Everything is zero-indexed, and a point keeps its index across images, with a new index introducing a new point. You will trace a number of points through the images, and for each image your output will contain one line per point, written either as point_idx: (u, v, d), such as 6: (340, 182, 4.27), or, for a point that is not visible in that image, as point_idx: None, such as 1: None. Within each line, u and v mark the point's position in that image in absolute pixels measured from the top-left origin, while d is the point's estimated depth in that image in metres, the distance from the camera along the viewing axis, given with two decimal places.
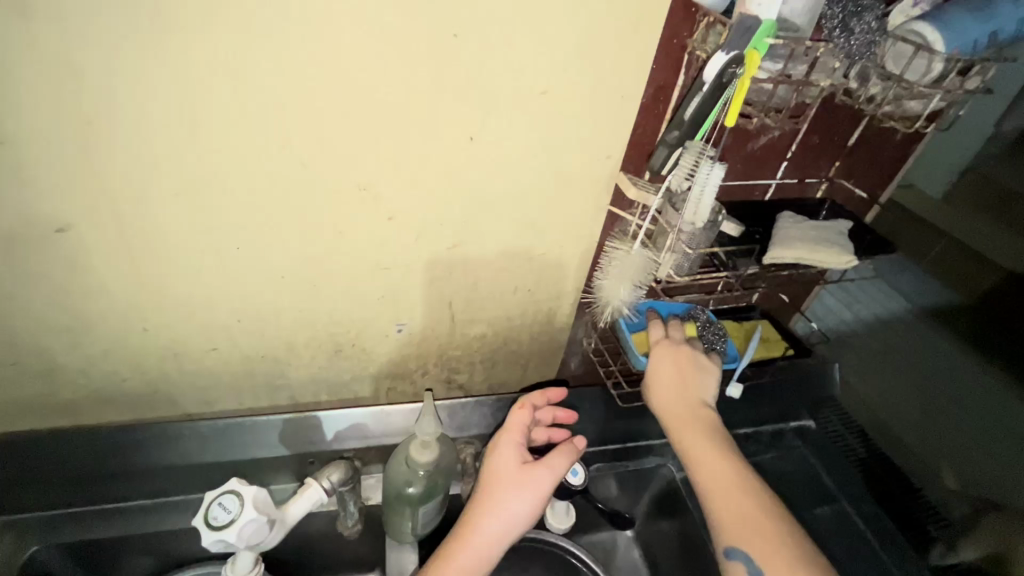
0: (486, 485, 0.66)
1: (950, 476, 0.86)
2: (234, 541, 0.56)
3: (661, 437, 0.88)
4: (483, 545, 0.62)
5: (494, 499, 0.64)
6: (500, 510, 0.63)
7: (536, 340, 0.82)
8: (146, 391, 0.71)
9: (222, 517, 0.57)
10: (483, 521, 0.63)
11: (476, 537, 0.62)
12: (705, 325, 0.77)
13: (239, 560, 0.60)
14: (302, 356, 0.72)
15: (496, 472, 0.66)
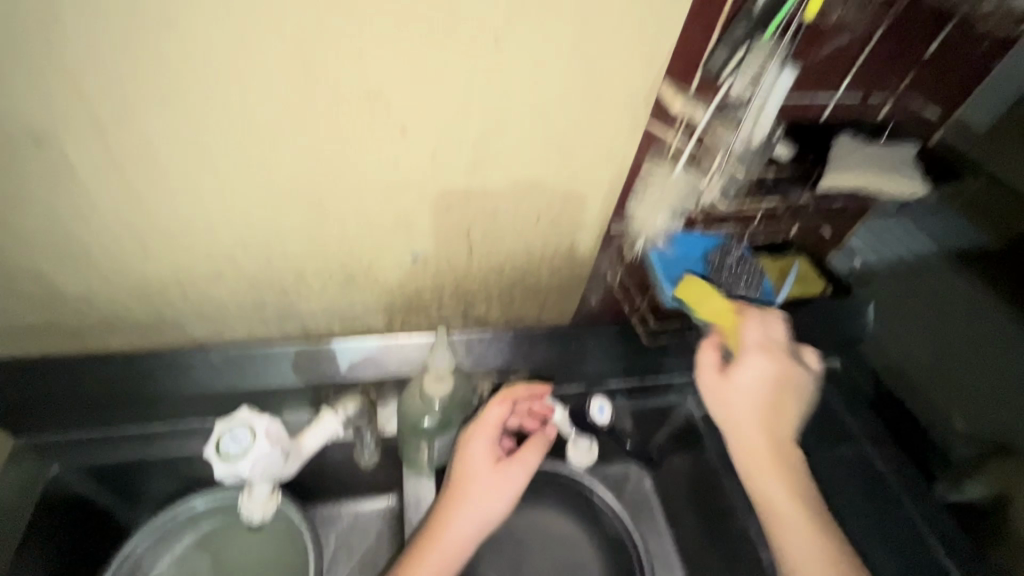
0: (454, 488, 0.64)
1: (959, 421, 0.86)
2: (249, 471, 0.58)
3: (684, 374, 0.84)
4: (451, 546, 0.61)
5: (466, 505, 0.63)
6: (467, 515, 0.63)
7: (558, 273, 0.77)
8: (151, 319, 0.68)
9: (234, 448, 0.58)
10: (451, 526, 0.62)
11: (444, 540, 0.62)
12: (741, 260, 0.72)
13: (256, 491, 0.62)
14: (311, 285, 0.68)
15: (467, 476, 0.65)
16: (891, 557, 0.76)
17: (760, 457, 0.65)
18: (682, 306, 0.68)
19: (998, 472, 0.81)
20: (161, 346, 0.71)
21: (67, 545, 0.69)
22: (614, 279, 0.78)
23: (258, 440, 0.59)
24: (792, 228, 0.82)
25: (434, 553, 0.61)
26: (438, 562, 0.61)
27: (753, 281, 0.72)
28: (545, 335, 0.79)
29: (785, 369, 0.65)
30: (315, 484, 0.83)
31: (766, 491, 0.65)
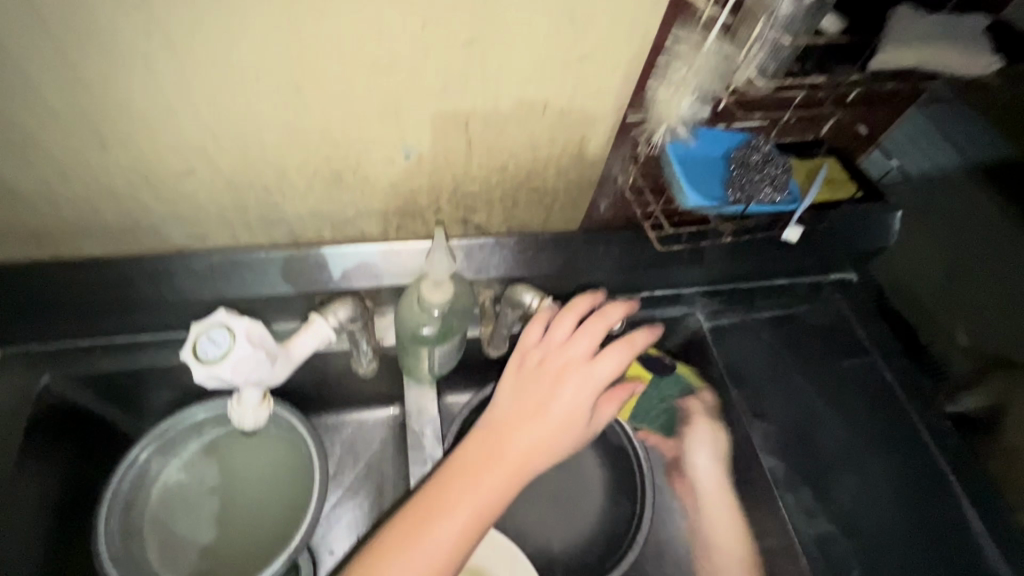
0: (526, 402, 0.64)
1: (962, 335, 0.86)
2: (229, 376, 0.55)
3: (692, 285, 0.82)
4: (520, 462, 0.61)
5: (544, 423, 0.63)
6: (541, 433, 0.62)
7: (565, 175, 0.71)
8: (124, 223, 0.63)
9: (211, 352, 0.55)
10: (522, 440, 0.62)
11: (513, 453, 0.61)
12: (767, 158, 0.66)
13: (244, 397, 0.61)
14: (295, 185, 0.62)
15: (545, 392, 0.64)
16: (889, 459, 0.75)
17: (727, 511, 0.74)
18: (704, 206, 0.64)
19: (1000, 385, 0.83)
20: (140, 253, 0.67)
21: (72, 450, 0.69)
22: (626, 181, 0.72)
23: (238, 340, 0.56)
24: (822, 127, 0.74)
25: (503, 462, 0.61)
26: (505, 473, 0.60)
27: (780, 180, 0.66)
28: (551, 243, 0.74)
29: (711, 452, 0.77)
30: (318, 393, 0.83)
31: (717, 541, 0.73)
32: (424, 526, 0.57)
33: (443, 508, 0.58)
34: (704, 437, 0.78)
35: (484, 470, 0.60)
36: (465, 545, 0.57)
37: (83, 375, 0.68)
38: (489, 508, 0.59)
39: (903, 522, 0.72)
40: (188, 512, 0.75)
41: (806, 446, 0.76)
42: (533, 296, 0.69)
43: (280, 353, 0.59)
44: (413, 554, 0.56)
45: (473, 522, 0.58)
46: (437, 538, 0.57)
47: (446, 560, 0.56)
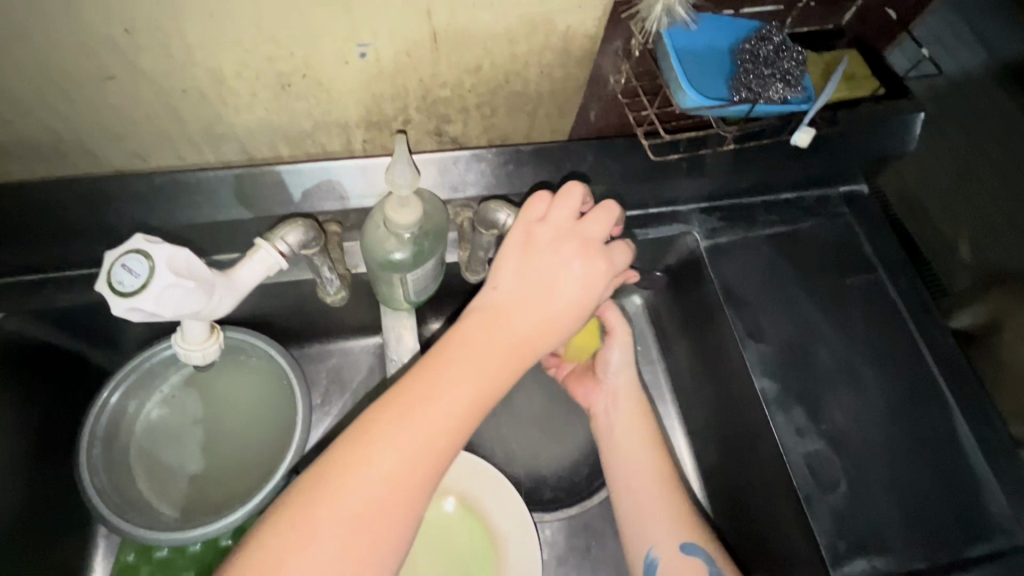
0: (526, 285, 0.57)
1: (964, 249, 0.88)
2: (152, 309, 0.47)
3: (690, 202, 0.79)
4: (519, 348, 0.56)
5: (548, 308, 0.57)
6: (544, 318, 0.57)
7: (549, 78, 0.62)
8: (49, 140, 0.56)
9: (128, 283, 0.47)
10: (523, 325, 0.56)
11: (514, 336, 0.56)
12: (780, 49, 0.58)
13: (188, 331, 0.56)
14: (238, 93, 0.54)
15: (549, 276, 0.58)
16: (883, 375, 0.73)
17: (634, 415, 0.74)
18: (702, 102, 0.55)
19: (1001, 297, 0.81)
20: (78, 174, 0.61)
21: (42, 387, 0.67)
22: (618, 83, 0.64)
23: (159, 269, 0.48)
24: (845, 14, 0.66)
25: (503, 347, 0.55)
26: (513, 351, 0.55)
27: (794, 74, 0.58)
28: (534, 156, 0.67)
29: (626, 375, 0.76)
30: (297, 321, 0.80)
31: (622, 439, 0.72)
32: (421, 408, 0.51)
33: (441, 390, 0.52)
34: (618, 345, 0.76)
35: (482, 353, 0.54)
36: (461, 430, 0.52)
37: (35, 312, 0.64)
38: (488, 392, 0.54)
39: (894, 438, 0.70)
40: (174, 444, 0.74)
41: (799, 363, 0.72)
42: (507, 213, 0.61)
43: (218, 282, 0.52)
44: (408, 435, 0.50)
45: (476, 404, 0.53)
46: (435, 421, 0.51)
47: (444, 445, 0.51)
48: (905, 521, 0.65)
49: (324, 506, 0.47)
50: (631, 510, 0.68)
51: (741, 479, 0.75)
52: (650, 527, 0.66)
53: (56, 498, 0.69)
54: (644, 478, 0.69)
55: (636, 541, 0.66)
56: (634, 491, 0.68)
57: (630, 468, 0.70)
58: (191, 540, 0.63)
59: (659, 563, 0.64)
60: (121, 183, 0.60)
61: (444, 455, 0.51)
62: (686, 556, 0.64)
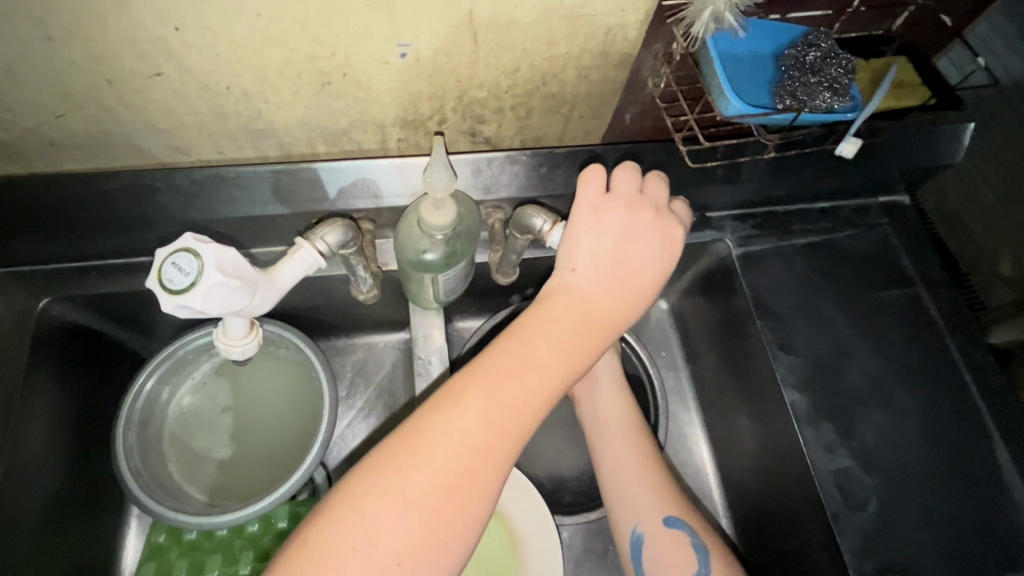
0: (611, 257, 0.57)
1: (1005, 264, 0.87)
2: (199, 307, 0.48)
3: (721, 209, 0.78)
4: (605, 319, 0.55)
5: (630, 282, 0.56)
6: (628, 290, 0.56)
7: (586, 80, 0.62)
8: (96, 134, 0.57)
9: (179, 281, 0.48)
10: (609, 296, 0.55)
11: (601, 306, 0.55)
12: (829, 56, 0.56)
13: (231, 328, 0.58)
14: (280, 90, 0.55)
15: (633, 250, 0.57)
16: (917, 393, 0.71)
17: (616, 398, 0.71)
18: (744, 109, 0.54)
19: None
20: (121, 167, 0.62)
21: (81, 372, 0.69)
22: (657, 87, 0.63)
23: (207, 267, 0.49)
24: (897, 18, 0.64)
25: (586, 317, 0.54)
26: (593, 324, 0.54)
27: (843, 82, 0.56)
28: (568, 158, 0.66)
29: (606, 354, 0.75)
30: (325, 315, 0.81)
31: (605, 418, 0.70)
32: (510, 373, 0.49)
33: (529, 357, 0.51)
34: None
35: (566, 324, 0.53)
36: (548, 397, 0.50)
37: (79, 298, 0.67)
38: (575, 361, 0.52)
39: (926, 458, 0.68)
40: (202, 430, 0.76)
41: (831, 378, 0.71)
42: (543, 219, 0.61)
43: (260, 281, 0.53)
44: (498, 398, 0.48)
45: (558, 374, 0.51)
46: (524, 385, 0.49)
47: (532, 409, 0.49)
48: (937, 543, 0.64)
49: (412, 468, 0.46)
50: (615, 487, 0.65)
51: (768, 492, 0.74)
52: (631, 506, 0.63)
53: (92, 478, 0.71)
54: (626, 452, 0.66)
55: (622, 518, 0.63)
56: (616, 474, 0.65)
57: (613, 446, 0.67)
58: (218, 525, 0.65)
59: (643, 542, 0.62)
60: (162, 176, 0.61)
61: (529, 421, 0.49)
62: (668, 529, 0.62)
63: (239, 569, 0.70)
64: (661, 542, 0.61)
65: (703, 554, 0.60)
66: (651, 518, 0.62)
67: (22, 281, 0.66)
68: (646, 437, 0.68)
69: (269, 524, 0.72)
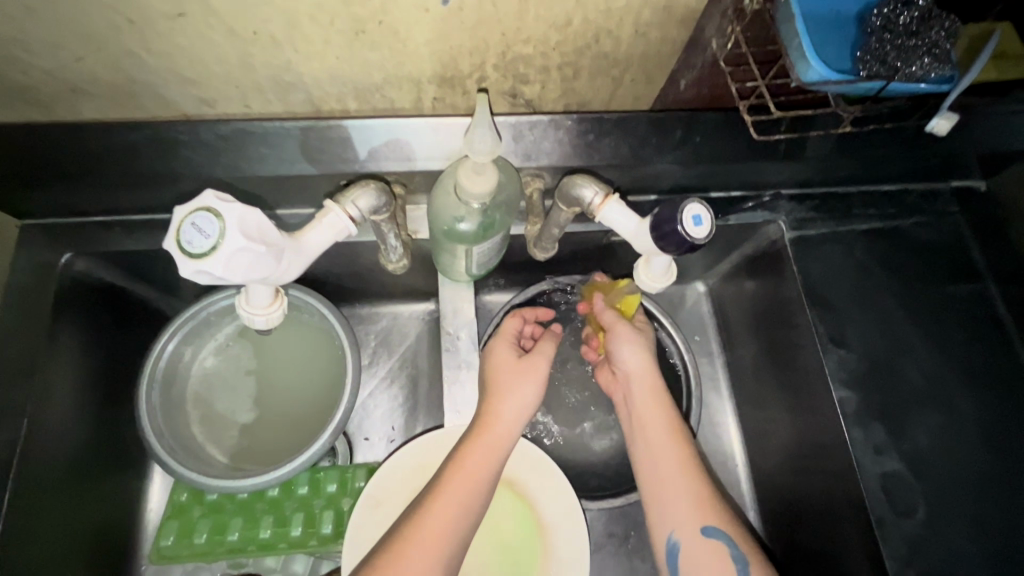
0: (498, 384, 0.61)
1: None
2: (219, 272, 0.46)
3: (778, 188, 0.72)
4: (502, 434, 0.59)
5: (502, 390, 0.61)
6: (518, 400, 0.60)
7: (643, 39, 0.56)
8: (119, 82, 0.54)
9: (198, 243, 0.45)
10: (500, 417, 0.60)
11: (496, 425, 0.59)
12: (926, 17, 0.49)
13: (254, 297, 0.55)
14: (311, 39, 0.51)
15: (515, 371, 0.62)
16: (979, 396, 0.66)
17: (652, 401, 0.65)
18: (826, 76, 0.48)
19: None
20: (146, 118, 0.59)
21: (106, 328, 0.68)
22: (722, 48, 0.54)
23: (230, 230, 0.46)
24: None
25: (478, 438, 0.59)
26: (488, 442, 0.58)
27: (943, 48, 0.50)
28: (616, 125, 0.61)
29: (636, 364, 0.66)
30: (349, 282, 0.78)
31: (641, 421, 0.65)
32: (421, 522, 0.54)
33: (436, 497, 0.56)
34: (624, 335, 0.67)
35: (462, 455, 0.58)
36: (464, 520, 0.55)
37: (102, 254, 0.66)
38: (482, 479, 0.57)
39: (984, 467, 0.63)
40: (227, 393, 0.75)
41: (887, 376, 0.66)
42: (595, 191, 0.57)
43: (286, 246, 0.51)
44: (414, 551, 0.52)
45: (465, 496, 0.56)
46: (437, 527, 0.54)
47: (450, 541, 0.54)
48: (990, 557, 0.59)
49: None
50: (651, 495, 0.61)
51: (802, 490, 0.70)
52: (667, 515, 0.60)
53: (117, 434, 0.70)
54: (659, 456, 0.62)
55: (658, 523, 0.60)
56: (653, 481, 0.62)
57: (650, 452, 0.63)
58: (240, 489, 0.65)
59: (679, 550, 0.59)
60: (188, 130, 0.58)
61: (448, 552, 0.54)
62: (705, 539, 0.58)
63: (259, 533, 0.69)
64: (699, 552, 0.58)
65: (742, 564, 0.57)
66: (687, 530, 0.59)
67: (48, 234, 0.65)
68: (684, 441, 0.63)
69: (290, 489, 0.71)
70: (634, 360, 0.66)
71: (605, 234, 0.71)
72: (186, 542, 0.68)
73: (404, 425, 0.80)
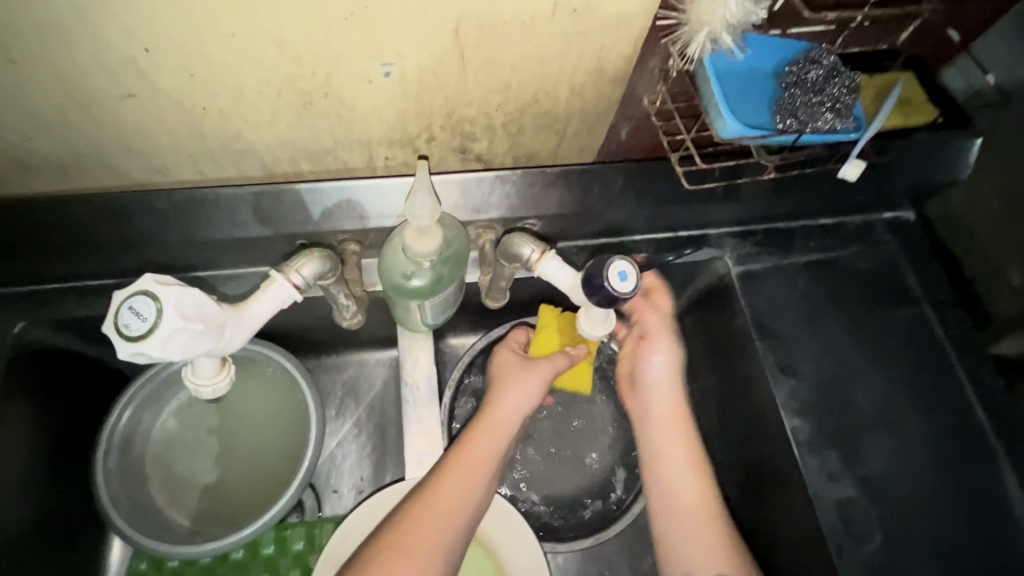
0: (502, 378, 0.67)
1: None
2: (154, 352, 0.47)
3: (721, 226, 0.75)
4: (503, 426, 0.64)
5: (506, 382, 0.67)
6: (523, 393, 0.66)
7: (579, 98, 0.60)
8: (70, 155, 0.55)
9: (135, 326, 0.47)
10: (504, 406, 0.65)
11: (498, 412, 0.65)
12: (830, 74, 0.54)
13: (199, 366, 0.56)
14: (260, 110, 0.53)
15: (517, 369, 0.68)
16: (923, 419, 0.69)
17: (669, 424, 0.70)
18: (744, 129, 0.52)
19: None
20: (99, 187, 0.60)
21: (61, 394, 0.68)
22: (653, 104, 0.60)
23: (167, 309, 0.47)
24: (900, 34, 0.60)
25: (488, 425, 0.63)
26: (495, 427, 0.64)
27: (845, 103, 0.55)
28: (561, 177, 0.64)
29: (673, 379, 0.73)
30: (312, 334, 0.79)
31: (664, 450, 0.69)
32: (427, 499, 0.57)
33: (444, 476, 0.59)
34: (654, 350, 0.74)
35: (472, 438, 0.62)
36: (469, 501, 0.58)
37: (56, 321, 0.65)
38: (485, 465, 0.61)
39: (933, 487, 0.65)
40: (189, 455, 0.74)
41: (835, 403, 0.68)
42: (532, 247, 0.60)
43: (228, 319, 0.52)
44: (422, 526, 0.56)
45: (472, 474, 0.59)
46: (443, 506, 0.57)
47: (455, 522, 0.57)
48: None
49: None
50: (668, 531, 0.65)
51: (766, 519, 0.72)
52: (683, 538, 0.63)
53: (71, 504, 0.69)
54: (682, 493, 0.66)
55: (672, 569, 0.63)
56: (672, 518, 0.65)
57: (669, 483, 0.67)
58: (200, 553, 0.63)
59: None
60: (141, 198, 0.59)
61: (454, 527, 0.57)
62: None
63: None
64: None
65: None
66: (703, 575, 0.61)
67: None
68: (706, 482, 0.67)
69: (256, 550, 0.70)
70: (674, 376, 0.73)
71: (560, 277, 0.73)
72: None
73: (372, 475, 0.80)
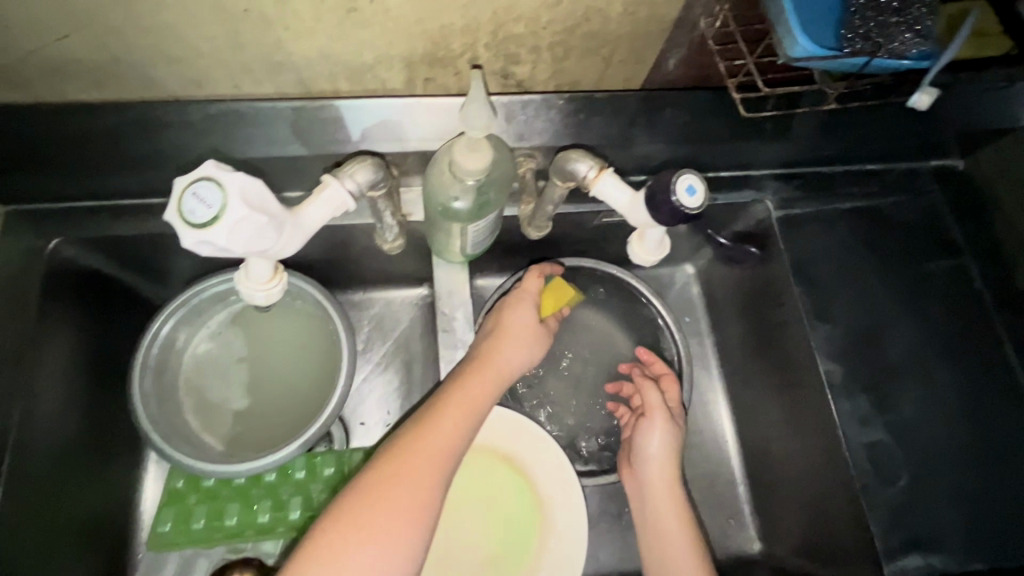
0: (505, 328, 0.65)
1: None
2: (223, 242, 0.47)
3: (766, 166, 0.72)
4: (499, 377, 0.63)
5: (512, 337, 0.65)
6: (519, 347, 0.65)
7: (633, 18, 0.56)
8: (105, 61, 0.53)
9: (200, 213, 0.46)
10: (505, 356, 0.64)
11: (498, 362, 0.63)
12: None
13: (253, 270, 0.56)
14: (301, 18, 0.50)
15: (520, 328, 0.65)
16: (955, 369, 0.68)
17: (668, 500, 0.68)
18: (813, 50, 0.50)
19: None
20: (133, 99, 0.58)
21: (96, 314, 0.68)
22: (710, 27, 0.57)
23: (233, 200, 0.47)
24: None
25: (486, 367, 0.62)
26: (493, 376, 0.62)
27: (924, 25, 0.52)
28: (605, 105, 0.62)
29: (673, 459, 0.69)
30: (341, 267, 0.78)
31: (661, 535, 0.65)
32: (428, 435, 0.56)
33: (444, 413, 0.58)
34: (649, 428, 0.70)
35: (474, 381, 0.61)
36: (464, 441, 0.58)
37: (88, 241, 0.64)
38: (482, 407, 0.60)
39: (962, 435, 0.65)
40: (219, 381, 0.74)
41: (868, 351, 0.68)
42: (589, 165, 0.59)
43: (286, 219, 0.52)
44: (421, 461, 0.55)
45: (470, 415, 0.59)
46: (443, 445, 0.57)
47: (451, 457, 0.57)
48: (968, 518, 0.62)
49: None
50: None
51: (791, 463, 0.72)
52: None
53: (108, 423, 0.70)
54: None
55: None
56: None
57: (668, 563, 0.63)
58: (239, 473, 0.64)
59: None
60: (176, 111, 0.57)
61: (449, 467, 0.56)
62: None
63: (257, 517, 0.70)
64: None
65: None
66: None
67: (31, 220, 0.63)
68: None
69: (288, 474, 0.71)
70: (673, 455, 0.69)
71: (597, 214, 0.72)
72: (183, 526, 0.69)
73: (399, 408, 0.81)
